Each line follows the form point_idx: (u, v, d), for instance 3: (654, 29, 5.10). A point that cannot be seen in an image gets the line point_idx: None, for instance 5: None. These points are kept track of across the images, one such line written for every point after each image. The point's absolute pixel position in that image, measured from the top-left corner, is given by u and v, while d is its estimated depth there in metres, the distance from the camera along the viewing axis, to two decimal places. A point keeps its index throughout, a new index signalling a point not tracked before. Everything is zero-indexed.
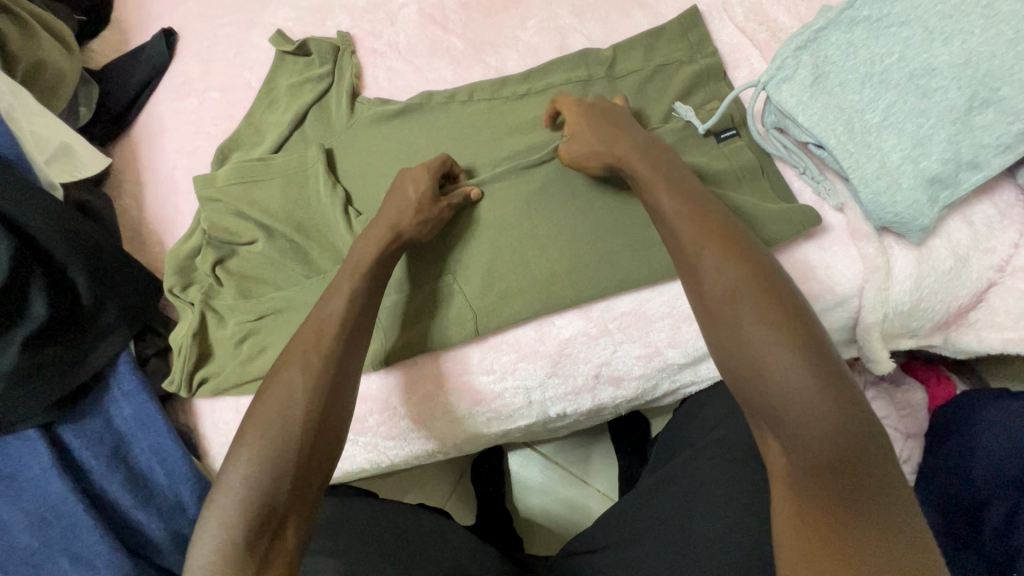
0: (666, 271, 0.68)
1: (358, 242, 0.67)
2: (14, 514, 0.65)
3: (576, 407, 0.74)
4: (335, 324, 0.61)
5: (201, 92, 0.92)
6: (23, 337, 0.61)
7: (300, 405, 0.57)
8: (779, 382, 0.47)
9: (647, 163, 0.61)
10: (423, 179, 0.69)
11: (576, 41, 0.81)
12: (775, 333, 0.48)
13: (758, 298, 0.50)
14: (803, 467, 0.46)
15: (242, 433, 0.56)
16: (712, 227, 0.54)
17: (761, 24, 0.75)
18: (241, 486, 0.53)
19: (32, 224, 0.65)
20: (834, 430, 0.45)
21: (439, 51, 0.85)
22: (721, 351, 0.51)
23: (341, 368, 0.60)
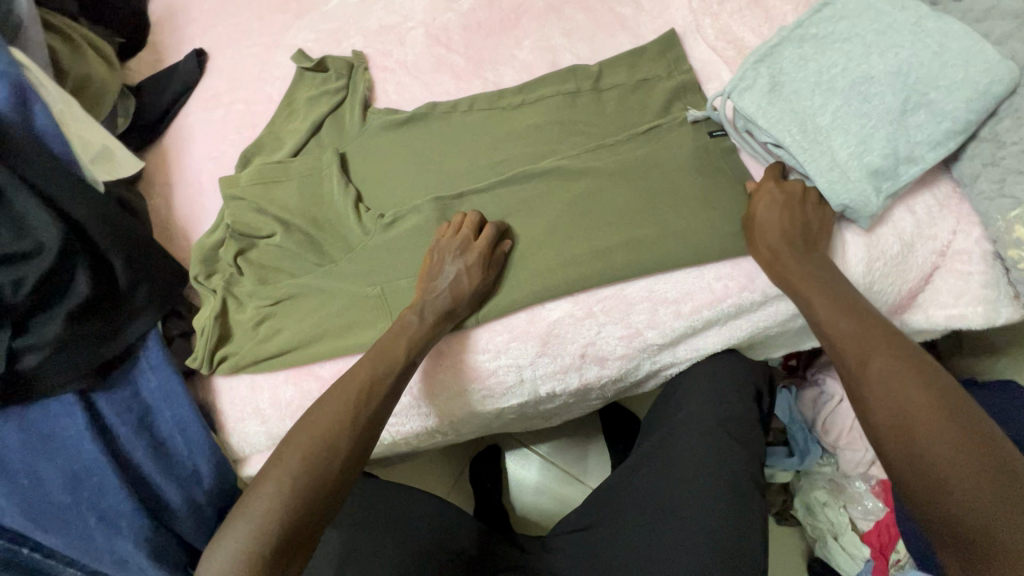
0: (643, 259, 0.75)
1: (407, 326, 0.73)
2: (51, 470, 0.69)
3: (564, 387, 0.80)
4: (388, 376, 0.70)
5: (227, 104, 1.01)
6: (69, 310, 0.69)
7: (343, 445, 0.64)
8: (918, 433, 0.52)
9: (800, 273, 0.65)
10: (478, 271, 0.75)
11: (565, 58, 0.90)
12: (912, 389, 0.54)
13: (891, 359, 0.57)
14: (938, 506, 0.48)
15: (275, 457, 0.63)
16: (842, 296, 0.63)
17: (729, 42, 0.84)
18: (273, 508, 0.59)
19: (78, 211, 0.72)
20: (980, 480, 0.47)
21: (443, 67, 0.94)
22: (864, 407, 0.57)
23: (380, 414, 0.68)
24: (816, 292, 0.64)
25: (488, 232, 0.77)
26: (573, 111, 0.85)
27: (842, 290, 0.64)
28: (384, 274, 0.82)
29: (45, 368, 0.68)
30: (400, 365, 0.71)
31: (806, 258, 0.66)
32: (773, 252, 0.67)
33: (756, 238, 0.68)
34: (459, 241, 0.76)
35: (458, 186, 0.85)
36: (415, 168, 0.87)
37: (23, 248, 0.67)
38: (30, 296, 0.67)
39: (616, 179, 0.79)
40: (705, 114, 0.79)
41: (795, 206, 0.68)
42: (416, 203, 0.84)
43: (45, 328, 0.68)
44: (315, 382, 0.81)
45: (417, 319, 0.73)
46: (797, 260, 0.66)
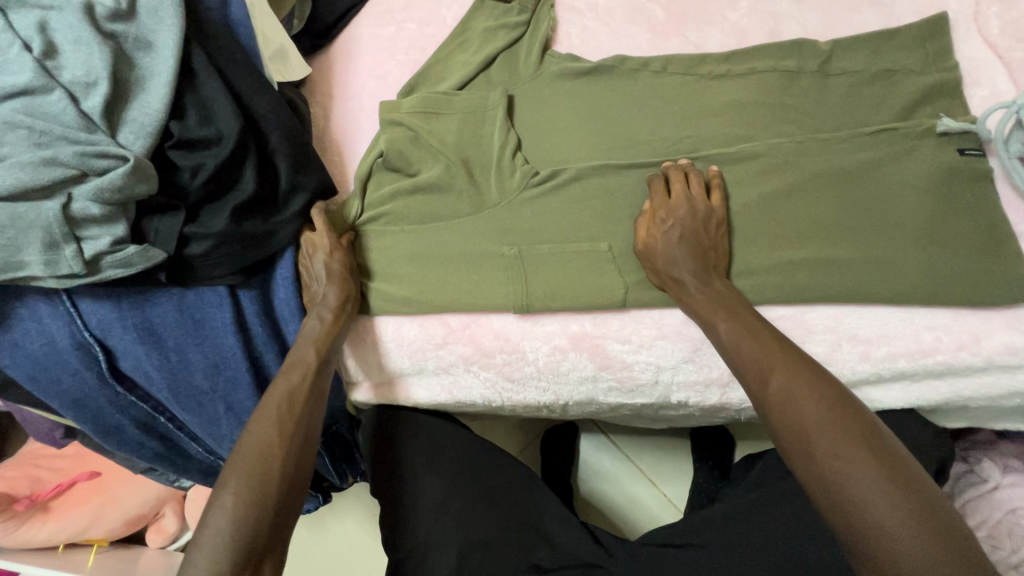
0: (836, 285, 0.64)
1: (312, 328, 0.71)
2: (195, 355, 0.71)
3: (700, 401, 0.72)
4: (304, 391, 0.67)
5: (399, 22, 0.97)
6: (234, 204, 0.68)
7: (276, 465, 0.61)
8: (822, 458, 0.51)
9: (707, 299, 0.65)
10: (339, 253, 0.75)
11: (789, 28, 0.77)
12: (813, 410, 0.54)
13: (792, 373, 0.57)
14: (867, 554, 0.47)
15: (222, 479, 0.60)
16: (748, 319, 0.62)
17: (1017, 42, 0.68)
18: (227, 535, 0.56)
19: (256, 109, 0.72)
20: (938, 541, 0.46)
21: (638, 17, 0.84)
22: (768, 421, 0.57)
23: (308, 423, 0.66)
24: (723, 317, 0.63)
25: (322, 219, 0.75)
26: (787, 94, 0.72)
27: (751, 313, 0.63)
28: (528, 235, 0.76)
29: (203, 258, 0.67)
30: (310, 369, 0.68)
31: (704, 282, 0.66)
32: (670, 279, 0.67)
33: (652, 259, 0.69)
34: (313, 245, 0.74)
35: (629, 156, 0.76)
36: (586, 127, 0.79)
37: (205, 135, 0.67)
38: (203, 187, 0.67)
39: (825, 185, 0.67)
40: (962, 128, 0.64)
41: (702, 211, 0.68)
42: (583, 165, 0.76)
43: (211, 219, 0.68)
44: (441, 329, 0.78)
45: (314, 320, 0.71)
46: (698, 282, 0.66)
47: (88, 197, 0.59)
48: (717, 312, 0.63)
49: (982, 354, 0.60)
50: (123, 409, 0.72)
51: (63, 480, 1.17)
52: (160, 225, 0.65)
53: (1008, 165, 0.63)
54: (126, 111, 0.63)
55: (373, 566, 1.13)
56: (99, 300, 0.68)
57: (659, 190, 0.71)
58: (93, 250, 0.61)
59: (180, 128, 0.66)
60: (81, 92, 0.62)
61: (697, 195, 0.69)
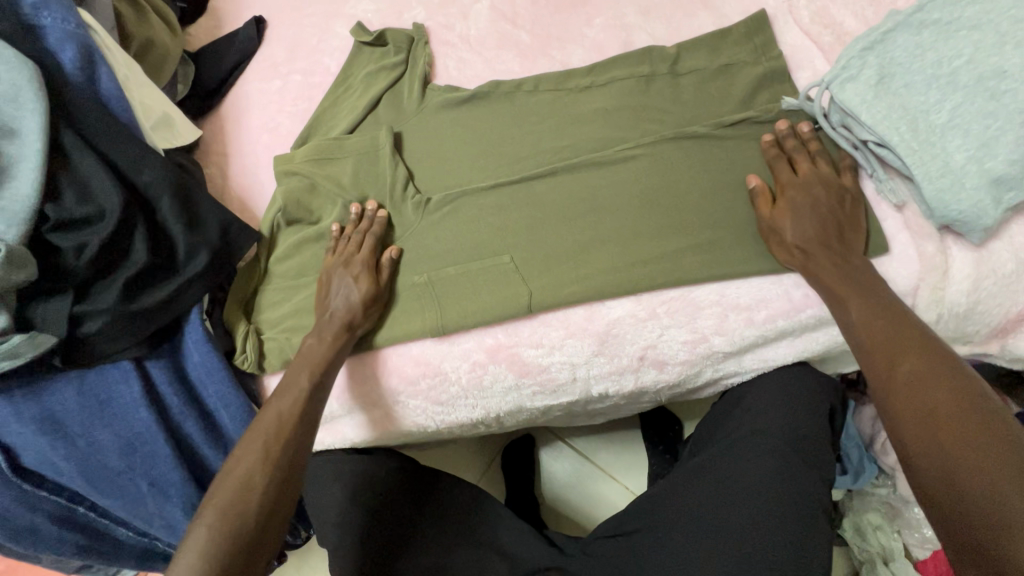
0: (847, 255, 0.65)
1: (310, 346, 0.73)
2: (106, 435, 0.69)
3: (618, 389, 0.76)
4: (295, 417, 0.68)
5: (285, 75, 0.99)
6: (127, 277, 0.67)
7: (257, 489, 0.63)
8: (940, 436, 0.53)
9: (837, 273, 0.64)
10: (365, 280, 0.75)
11: (639, 38, 0.84)
12: (944, 392, 0.55)
13: (905, 353, 0.58)
14: (964, 517, 0.49)
15: (207, 501, 0.63)
16: (864, 292, 0.62)
17: (826, 27, 0.77)
18: (201, 549, 0.59)
19: (139, 177, 0.72)
20: (993, 483, 0.48)
21: (507, 44, 0.89)
22: (885, 405, 0.58)
23: (297, 446, 0.67)
24: (853, 295, 0.62)
25: (370, 242, 0.78)
26: (646, 96, 0.79)
27: (826, 282, 0.64)
28: (434, 260, 0.79)
29: (99, 335, 0.66)
30: (326, 377, 0.71)
31: (842, 254, 0.64)
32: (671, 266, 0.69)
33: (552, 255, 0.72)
34: (352, 261, 0.77)
35: (516, 172, 0.80)
36: (474, 152, 0.83)
37: (86, 213, 0.66)
38: (89, 265, 0.66)
39: (692, 174, 0.74)
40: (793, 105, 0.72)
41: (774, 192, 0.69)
42: (473, 187, 0.81)
43: (102, 296, 0.66)
44: (364, 364, 0.79)
45: (314, 338, 0.73)
46: (831, 253, 0.65)
47: None
48: (845, 287, 0.63)
49: None
50: (34, 506, 0.70)
51: None
52: (47, 310, 0.63)
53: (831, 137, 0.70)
54: None
55: None
56: None
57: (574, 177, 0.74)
58: None
59: (56, 210, 0.65)
60: None
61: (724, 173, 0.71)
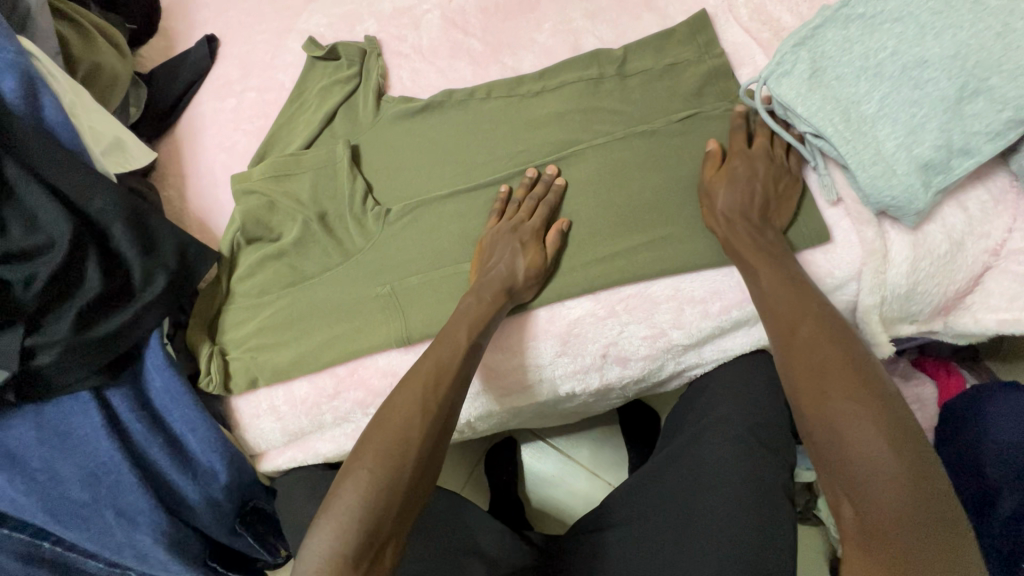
0: (767, 228, 0.68)
1: (469, 307, 0.70)
2: (67, 466, 0.68)
3: (585, 387, 0.77)
4: (454, 369, 0.66)
5: (240, 92, 0.99)
6: (80, 307, 0.67)
7: (418, 441, 0.62)
8: (835, 395, 0.54)
9: (752, 242, 0.67)
10: (534, 247, 0.73)
11: (587, 41, 0.86)
12: (834, 353, 0.58)
13: (818, 328, 0.60)
14: (847, 472, 0.51)
15: (357, 457, 0.61)
16: (790, 268, 0.65)
17: (763, 24, 0.79)
18: (352, 510, 0.57)
19: (89, 204, 0.70)
20: (872, 444, 0.51)
21: (459, 52, 0.90)
22: (787, 367, 0.60)
23: (453, 401, 0.65)
24: (765, 264, 0.65)
25: (543, 211, 0.75)
26: (596, 98, 0.81)
27: (789, 261, 0.66)
28: (396, 271, 0.80)
29: (54, 367, 0.65)
30: (477, 342, 0.68)
31: (762, 227, 0.68)
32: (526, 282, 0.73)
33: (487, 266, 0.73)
34: (521, 227, 0.74)
35: (473, 179, 0.81)
36: (431, 161, 0.84)
37: (35, 243, 0.66)
38: (40, 296, 0.65)
39: (644, 172, 0.75)
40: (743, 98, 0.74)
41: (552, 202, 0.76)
42: (432, 196, 0.81)
43: (55, 326, 0.66)
44: (331, 379, 0.79)
45: (473, 300, 0.70)
46: (754, 225, 0.68)
47: None
48: (761, 259, 0.66)
49: None
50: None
51: None
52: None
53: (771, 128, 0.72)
54: None
55: None
56: None
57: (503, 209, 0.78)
58: None
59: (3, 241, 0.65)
60: None
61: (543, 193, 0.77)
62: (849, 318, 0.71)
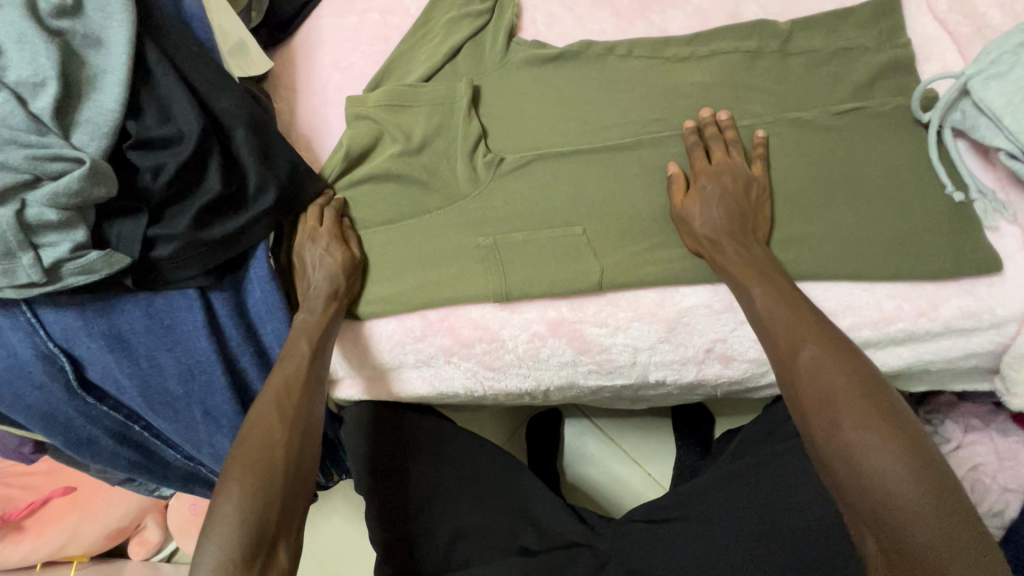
0: (752, 245, 0.66)
1: (307, 321, 0.71)
2: (167, 359, 0.70)
3: (677, 378, 0.74)
4: (300, 382, 0.68)
5: (362, 12, 0.95)
6: (200, 205, 0.66)
7: (284, 452, 0.62)
8: (847, 426, 0.52)
9: (744, 262, 0.65)
10: (337, 246, 0.75)
11: (748, 9, 0.78)
12: (844, 381, 0.55)
13: (823, 348, 0.58)
14: (876, 514, 0.49)
15: (228, 469, 0.60)
16: (782, 286, 0.63)
17: (964, 17, 0.70)
18: (235, 516, 0.56)
19: (218, 103, 0.70)
20: (897, 487, 0.48)
21: (602, 2, 0.84)
22: (793, 392, 0.58)
23: (310, 412, 0.67)
24: (757, 280, 0.63)
25: (331, 212, 0.77)
26: (750, 74, 0.74)
27: (785, 281, 0.63)
28: (502, 224, 0.76)
29: (169, 261, 0.65)
30: (306, 361, 0.69)
31: (742, 245, 0.65)
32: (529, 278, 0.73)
33: (688, 228, 0.69)
34: (315, 234, 0.75)
35: (598, 141, 0.76)
36: (556, 115, 0.79)
37: (165, 134, 0.65)
38: (165, 189, 0.65)
39: (793, 164, 0.69)
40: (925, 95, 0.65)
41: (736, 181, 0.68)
42: (551, 151, 0.77)
43: (175, 221, 0.65)
44: (420, 321, 0.77)
45: (307, 313, 0.72)
46: (737, 244, 0.66)
47: (43, 203, 0.58)
48: (750, 275, 0.64)
49: (942, 319, 0.62)
50: (95, 420, 0.70)
51: (36, 498, 1.15)
52: (125, 229, 0.63)
53: (933, 162, 0.64)
54: (77, 113, 0.61)
55: (364, 560, 1.14)
56: (63, 309, 0.66)
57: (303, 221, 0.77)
58: (53, 257, 0.59)
59: (137, 127, 0.64)
60: (29, 93, 0.59)
61: (736, 159, 0.69)
62: (991, 360, 0.65)
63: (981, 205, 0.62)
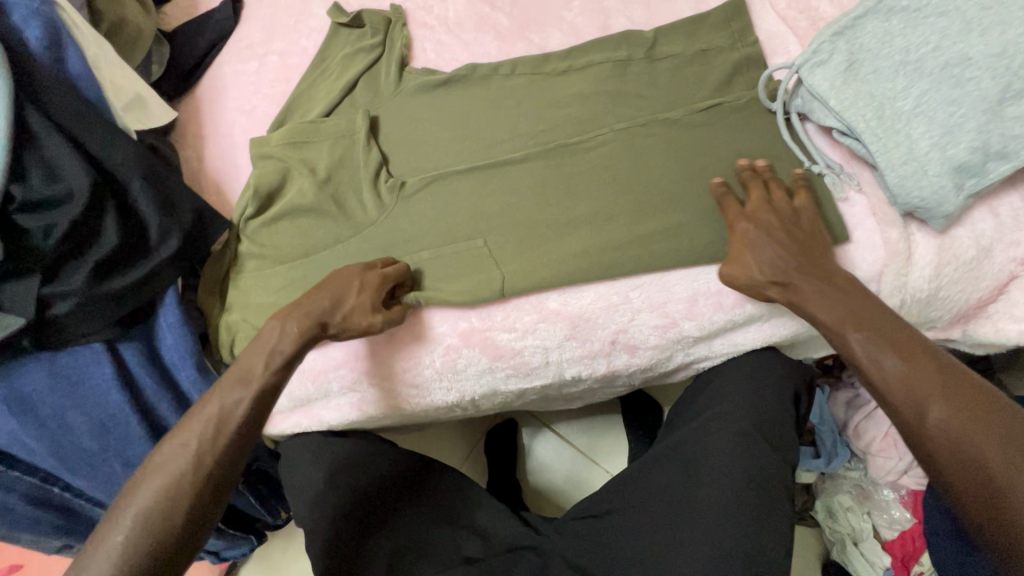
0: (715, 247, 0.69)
1: (273, 335, 0.68)
2: (78, 417, 0.69)
3: (591, 372, 0.77)
4: (245, 415, 0.64)
5: (262, 56, 0.98)
6: (97, 259, 0.67)
7: (197, 487, 0.60)
8: (900, 379, 0.56)
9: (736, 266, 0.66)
10: (371, 312, 0.70)
11: (617, 21, 0.84)
12: (904, 336, 0.58)
13: (881, 306, 0.60)
14: (948, 454, 0.52)
15: (134, 489, 0.59)
16: (780, 233, 0.64)
17: (802, 13, 0.77)
18: (123, 554, 0.55)
19: (109, 157, 0.70)
20: (982, 438, 0.51)
21: (486, 26, 0.89)
22: (844, 352, 0.60)
23: (241, 451, 0.63)
24: (750, 246, 0.64)
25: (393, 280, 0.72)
26: (622, 81, 0.79)
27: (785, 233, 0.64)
28: (409, 244, 0.79)
29: (68, 317, 0.66)
30: (264, 384, 0.66)
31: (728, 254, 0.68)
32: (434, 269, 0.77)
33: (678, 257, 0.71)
34: (367, 288, 0.70)
35: (491, 156, 0.80)
36: (450, 136, 0.83)
37: (54, 193, 0.66)
38: (59, 247, 0.66)
39: (668, 159, 0.74)
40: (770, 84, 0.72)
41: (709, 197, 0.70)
42: (447, 171, 0.81)
43: (71, 278, 0.66)
44: (339, 351, 0.79)
45: (286, 322, 0.69)
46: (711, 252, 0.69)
47: None
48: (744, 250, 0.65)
49: None
50: (8, 488, 0.70)
51: None
52: (17, 291, 0.63)
53: (786, 142, 0.71)
54: None
55: None
56: None
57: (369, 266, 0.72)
58: None
59: (23, 190, 0.65)
60: None
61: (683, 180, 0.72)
62: None
63: (830, 179, 0.67)
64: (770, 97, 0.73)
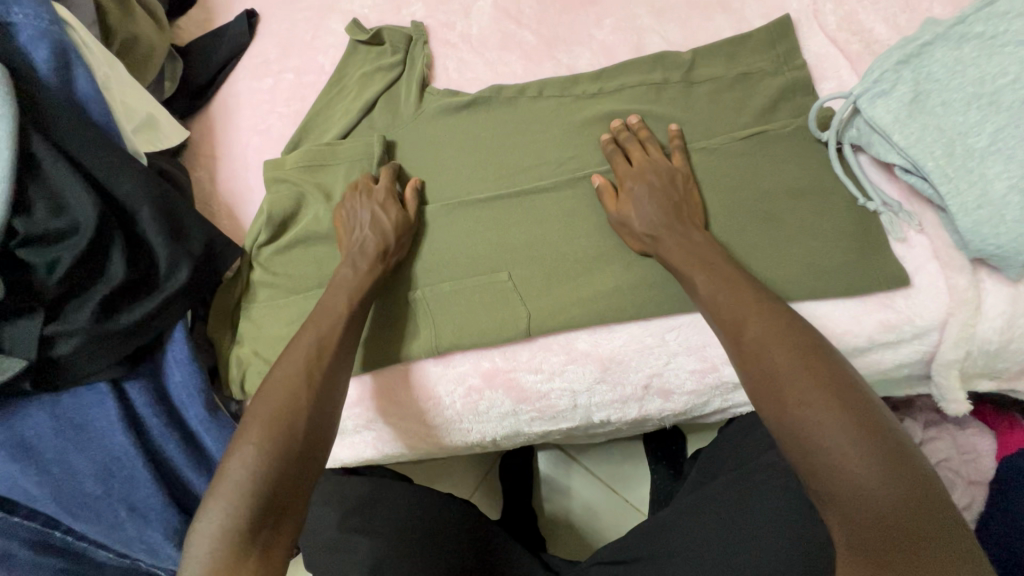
0: (691, 232, 0.65)
1: (344, 278, 0.70)
2: (80, 460, 0.66)
3: (621, 416, 0.72)
4: (334, 345, 0.65)
5: (277, 73, 0.94)
6: (102, 295, 0.63)
7: (302, 415, 0.59)
8: (794, 406, 0.51)
9: (681, 249, 0.64)
10: (394, 207, 0.74)
11: (652, 41, 0.79)
12: (784, 357, 0.54)
13: (767, 323, 0.57)
14: (830, 495, 0.48)
15: (244, 428, 0.58)
16: (723, 270, 0.62)
17: (854, 34, 0.72)
18: (243, 482, 0.53)
19: (118, 186, 0.67)
20: (872, 482, 0.46)
21: (511, 44, 0.84)
22: (745, 374, 0.56)
23: (336, 380, 0.63)
24: (699, 271, 0.62)
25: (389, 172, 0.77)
26: (658, 105, 0.74)
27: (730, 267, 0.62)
28: (430, 276, 0.75)
29: (72, 357, 0.62)
30: (345, 317, 0.67)
31: (681, 230, 0.65)
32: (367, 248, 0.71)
33: (627, 227, 0.68)
34: (374, 193, 0.75)
35: (516, 183, 0.76)
36: (472, 161, 0.79)
37: (58, 226, 0.62)
38: (62, 282, 0.62)
39: (708, 191, 0.69)
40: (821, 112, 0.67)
41: (665, 171, 0.68)
42: (469, 199, 0.76)
43: (75, 315, 0.62)
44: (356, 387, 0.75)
45: (350, 268, 0.70)
46: (676, 235, 0.65)
47: None
48: (692, 265, 0.63)
49: (865, 336, 0.62)
50: (8, 533, 0.68)
51: None
52: (18, 332, 0.60)
53: (839, 176, 0.65)
54: None
55: None
56: None
57: (361, 189, 0.76)
58: None
59: (26, 224, 0.61)
60: None
61: (655, 156, 0.70)
62: (922, 370, 0.64)
63: (886, 217, 0.63)
64: (819, 125, 0.68)
